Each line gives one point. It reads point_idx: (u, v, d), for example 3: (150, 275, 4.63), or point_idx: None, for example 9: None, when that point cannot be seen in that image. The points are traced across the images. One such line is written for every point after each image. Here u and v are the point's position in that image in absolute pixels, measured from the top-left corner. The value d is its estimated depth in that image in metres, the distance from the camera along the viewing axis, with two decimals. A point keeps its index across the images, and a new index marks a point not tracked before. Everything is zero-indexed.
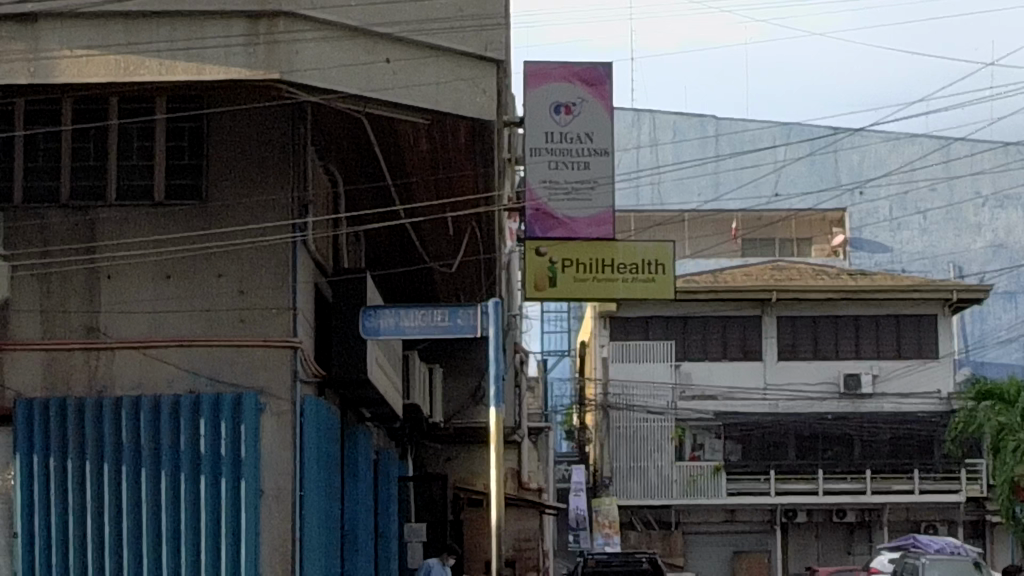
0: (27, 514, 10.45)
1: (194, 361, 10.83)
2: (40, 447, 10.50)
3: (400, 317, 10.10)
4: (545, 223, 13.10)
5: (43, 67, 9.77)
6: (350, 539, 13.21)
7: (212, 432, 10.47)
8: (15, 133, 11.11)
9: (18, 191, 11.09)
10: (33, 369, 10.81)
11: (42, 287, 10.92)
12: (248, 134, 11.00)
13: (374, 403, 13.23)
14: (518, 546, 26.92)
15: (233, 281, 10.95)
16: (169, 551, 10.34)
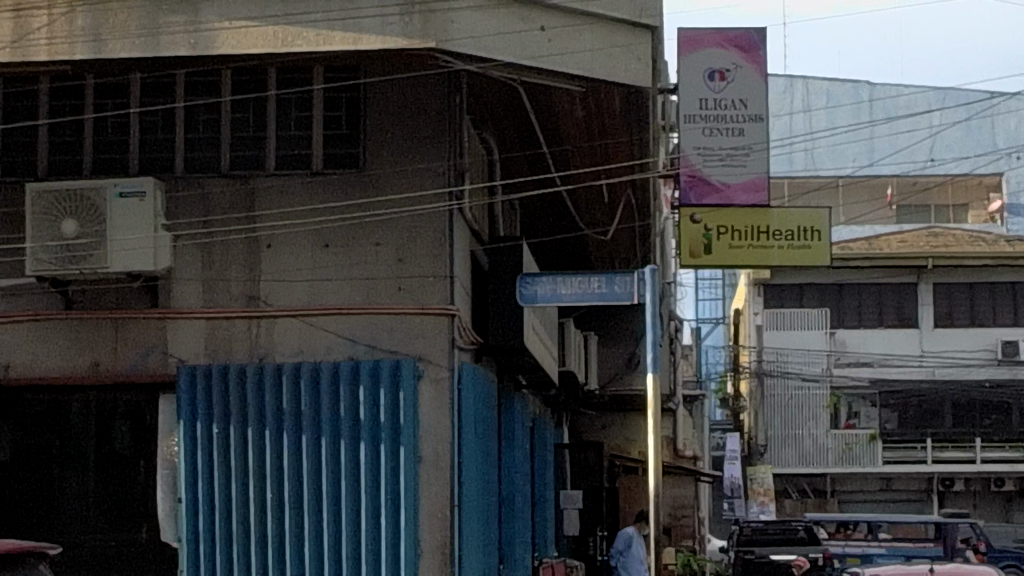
0: (191, 479, 10.65)
1: (354, 329, 10.90)
2: (203, 415, 10.69)
3: (558, 284, 10.09)
4: (699, 189, 12.51)
5: (203, 39, 9.93)
6: (507, 506, 13.22)
7: (371, 400, 10.56)
8: (176, 104, 11.31)
9: (179, 162, 11.28)
10: (195, 336, 10.99)
11: (203, 257, 11.08)
12: (404, 103, 11.06)
13: (531, 371, 13.27)
14: (674, 514, 26.93)
15: (391, 250, 10.98)
16: (330, 516, 10.46)
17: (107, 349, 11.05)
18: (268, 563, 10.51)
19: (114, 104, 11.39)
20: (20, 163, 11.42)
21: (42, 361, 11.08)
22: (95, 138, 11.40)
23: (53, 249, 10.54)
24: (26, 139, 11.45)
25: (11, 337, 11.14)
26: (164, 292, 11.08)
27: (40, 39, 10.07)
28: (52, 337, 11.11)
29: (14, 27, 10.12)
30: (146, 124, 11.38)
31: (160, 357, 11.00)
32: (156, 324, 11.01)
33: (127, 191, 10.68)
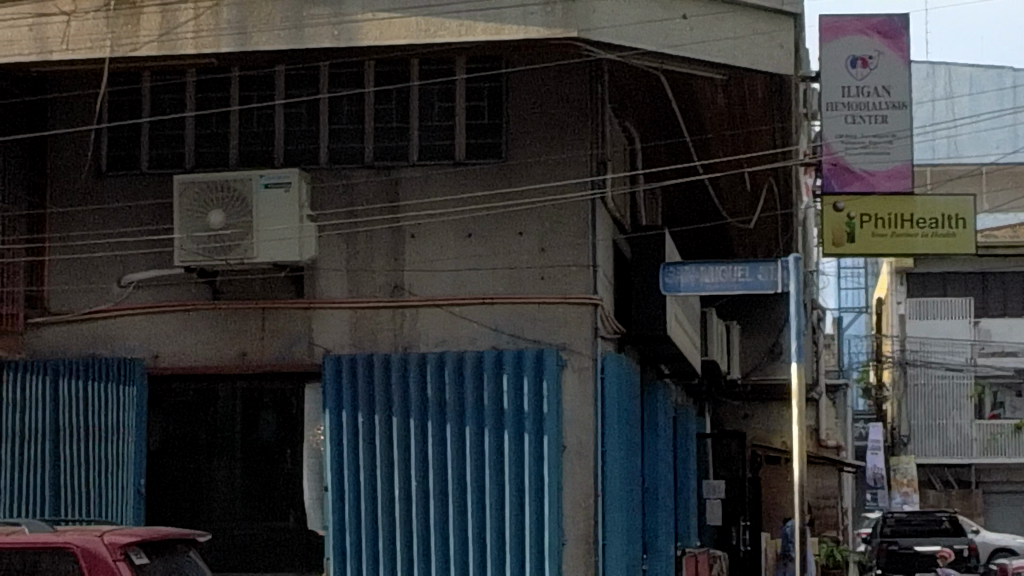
0: (337, 467, 10.73)
1: (497, 318, 10.95)
2: (349, 404, 10.77)
3: (700, 273, 10.00)
4: (842, 177, 12.29)
5: (347, 31, 10.01)
6: (652, 495, 13.24)
7: (515, 389, 10.59)
8: (319, 95, 11.38)
9: (324, 152, 11.36)
10: (341, 325, 11.12)
11: (348, 247, 11.17)
12: (546, 92, 11.05)
13: (674, 360, 13.25)
14: (817, 505, 26.75)
15: (534, 239, 11.00)
16: (475, 505, 10.49)
17: (254, 340, 11.23)
18: (414, 552, 10.57)
19: (259, 96, 11.47)
20: (167, 155, 11.56)
21: (192, 350, 11.30)
22: (241, 131, 11.51)
23: (201, 240, 10.73)
24: (173, 131, 11.59)
25: (161, 327, 11.35)
26: (310, 282, 11.20)
27: (187, 32, 10.20)
28: (199, 326, 11.32)
29: (161, 22, 10.24)
30: (290, 115, 11.47)
31: (306, 347, 11.15)
32: (302, 315, 11.16)
33: (272, 181, 10.75)
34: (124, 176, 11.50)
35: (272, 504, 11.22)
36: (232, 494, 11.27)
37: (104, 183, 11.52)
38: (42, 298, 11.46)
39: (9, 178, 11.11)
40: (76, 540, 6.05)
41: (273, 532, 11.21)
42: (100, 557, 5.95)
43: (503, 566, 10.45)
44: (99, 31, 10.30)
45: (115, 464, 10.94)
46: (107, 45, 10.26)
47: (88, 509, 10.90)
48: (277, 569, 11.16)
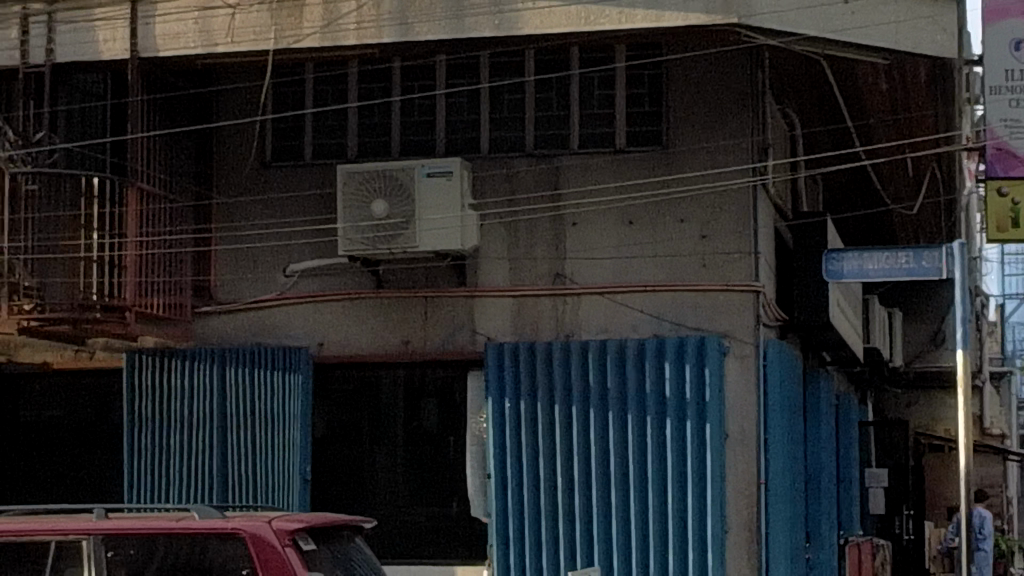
0: (499, 455, 10.79)
1: (658, 305, 10.93)
2: (512, 392, 10.82)
3: (864, 259, 9.84)
4: (1007, 163, 11.21)
5: (507, 19, 10.03)
6: (813, 482, 13.17)
7: (677, 376, 10.54)
8: (481, 84, 11.40)
9: (485, 141, 11.38)
10: (503, 313, 11.17)
11: (510, 236, 11.20)
12: (706, 79, 11.02)
13: (836, 348, 13.16)
14: (982, 496, 26.42)
15: (695, 227, 10.96)
16: (637, 493, 10.50)
17: (417, 328, 11.30)
18: (576, 540, 10.59)
19: (421, 86, 11.50)
20: (330, 145, 11.67)
21: (357, 337, 11.41)
22: (403, 120, 11.56)
23: (365, 229, 10.82)
24: (337, 121, 11.68)
25: (326, 315, 11.49)
26: (472, 272, 11.24)
27: (349, 24, 10.28)
28: (363, 314, 11.42)
29: (324, 13, 10.34)
30: (452, 105, 11.50)
31: (468, 335, 11.20)
32: (464, 303, 11.23)
33: (434, 171, 10.82)
34: (288, 166, 11.64)
35: (435, 492, 11.26)
36: (394, 480, 11.33)
37: (269, 173, 11.67)
38: (209, 288, 11.64)
39: (178, 169, 11.28)
40: (244, 524, 6.06)
41: (436, 518, 11.24)
42: (266, 545, 5.95)
43: (665, 555, 10.44)
44: (263, 23, 10.41)
45: (283, 452, 10.99)
46: (271, 37, 10.38)
47: (256, 495, 11.01)
48: (439, 557, 11.18)
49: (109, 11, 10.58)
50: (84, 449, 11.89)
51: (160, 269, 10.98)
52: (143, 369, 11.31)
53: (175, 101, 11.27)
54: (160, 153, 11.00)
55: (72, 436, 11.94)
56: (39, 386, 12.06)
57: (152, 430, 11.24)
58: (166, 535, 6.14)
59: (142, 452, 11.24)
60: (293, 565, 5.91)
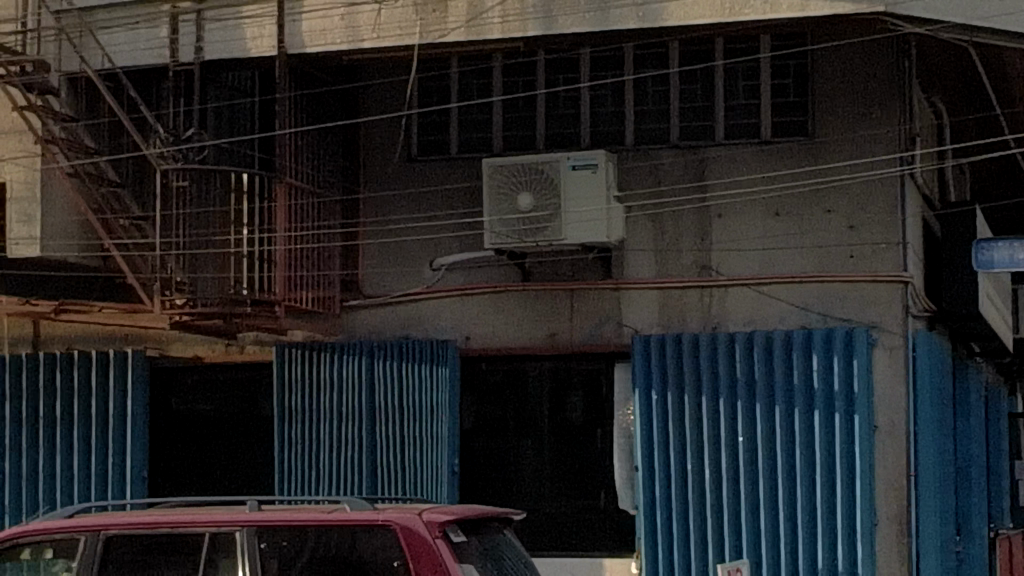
0: (647, 447, 10.79)
1: (807, 296, 10.87)
2: (659, 383, 10.80)
3: (1016, 249, 9.70)
4: None
5: (652, 11, 10.01)
6: (963, 473, 13.06)
7: (826, 368, 10.47)
8: (625, 77, 11.38)
9: (630, 134, 11.37)
10: (650, 305, 11.17)
11: (656, 228, 11.19)
12: (852, 67, 10.94)
13: (986, 338, 13.02)
14: None
15: (842, 217, 10.88)
16: (786, 485, 10.45)
17: (564, 321, 11.33)
18: (724, 533, 10.58)
19: (565, 79, 11.52)
20: (475, 139, 11.68)
21: (504, 330, 11.46)
22: (548, 113, 11.57)
23: (511, 222, 10.85)
24: (482, 116, 11.70)
25: (472, 308, 11.54)
26: (618, 264, 11.24)
27: (494, 17, 10.27)
28: (510, 307, 11.46)
29: (469, 7, 10.34)
30: (597, 97, 11.48)
31: (615, 327, 11.23)
32: (611, 295, 11.24)
33: (579, 164, 10.79)
34: (435, 161, 11.67)
35: (582, 484, 11.26)
36: (540, 474, 11.34)
37: (415, 168, 11.72)
38: (357, 282, 11.73)
39: (326, 164, 11.37)
40: (394, 518, 6.11)
41: (583, 510, 11.26)
42: (418, 541, 6.00)
43: (814, 547, 10.38)
44: (408, 19, 10.44)
45: (431, 444, 11.05)
46: (416, 31, 10.40)
47: (404, 487, 11.08)
48: (586, 550, 11.19)
49: (257, 10, 10.66)
50: (234, 442, 12.03)
51: (308, 264, 11.06)
52: (292, 361, 11.39)
53: (321, 96, 11.35)
54: (307, 148, 11.09)
55: (223, 428, 12.09)
56: (191, 380, 12.22)
57: (302, 424, 11.35)
58: (317, 528, 6.21)
59: (292, 445, 11.34)
60: (445, 563, 5.96)
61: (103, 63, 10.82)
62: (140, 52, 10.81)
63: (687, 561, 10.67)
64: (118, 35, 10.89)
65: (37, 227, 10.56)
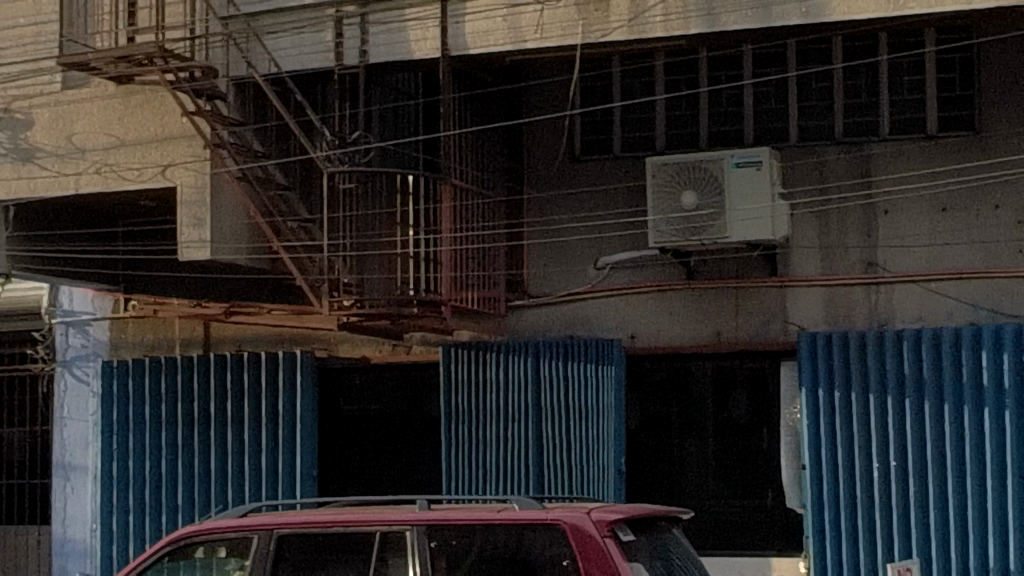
0: (814, 445, 10.73)
1: (975, 293, 10.72)
2: (825, 381, 10.74)
3: None
4: None
5: (815, 6, 9.80)
6: None
7: (994, 364, 10.21)
8: (788, 73, 11.29)
9: (794, 130, 11.30)
10: (815, 303, 11.09)
11: (821, 225, 11.13)
12: (1017, 60, 10.80)
13: None
14: None
15: (1011, 211, 10.72)
16: (956, 483, 10.28)
17: (728, 319, 11.30)
18: (893, 533, 10.47)
19: (728, 77, 11.47)
20: (639, 138, 11.68)
21: (668, 329, 11.45)
22: (711, 111, 11.53)
23: (675, 221, 10.84)
24: (645, 114, 11.69)
25: (637, 307, 11.55)
26: (783, 261, 11.18)
27: (655, 16, 10.21)
28: (675, 305, 11.45)
29: (631, 6, 10.27)
30: (760, 95, 11.44)
31: (780, 325, 11.16)
32: (776, 293, 11.18)
33: (743, 161, 10.72)
34: (598, 160, 11.72)
35: (748, 483, 11.22)
36: (705, 472, 11.34)
37: (579, 167, 11.79)
38: (523, 282, 11.79)
39: (490, 165, 11.44)
40: (564, 516, 6.18)
41: (750, 509, 11.21)
42: (587, 538, 6.06)
43: (985, 548, 10.21)
44: (570, 18, 10.39)
45: (598, 442, 11.01)
46: (579, 31, 10.34)
47: (571, 485, 11.07)
48: (752, 549, 11.16)
49: (419, 12, 10.64)
50: (402, 442, 12.15)
51: (473, 264, 11.12)
52: (459, 361, 11.54)
53: (487, 98, 11.38)
54: (471, 149, 11.14)
55: (391, 429, 12.21)
56: (359, 380, 12.34)
57: (469, 422, 11.44)
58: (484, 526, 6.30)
59: (460, 443, 11.45)
60: (614, 560, 6.01)
61: (270, 68, 10.94)
62: (306, 56, 10.88)
63: (856, 560, 10.58)
64: (283, 39, 10.96)
65: (207, 230, 10.64)
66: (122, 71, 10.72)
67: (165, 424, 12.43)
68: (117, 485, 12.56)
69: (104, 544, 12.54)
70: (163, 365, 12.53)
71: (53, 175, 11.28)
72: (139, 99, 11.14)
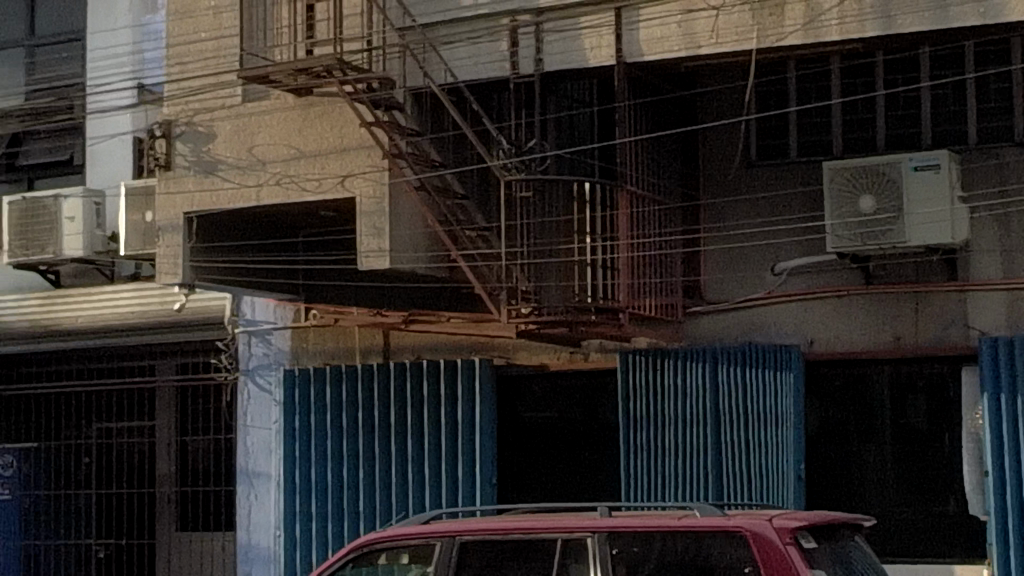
0: (996, 451, 10.57)
1: None
2: (1006, 387, 10.53)
3: None
4: None
5: (993, 7, 9.57)
6: None
7: None
8: (966, 75, 11.11)
9: (973, 133, 11.15)
10: (998, 307, 10.87)
11: (1003, 227, 10.96)
12: None
13: None
14: None
15: None
16: None
17: (909, 324, 11.16)
18: None
19: (905, 78, 11.34)
20: (815, 142, 11.63)
21: (846, 334, 11.37)
22: (888, 115, 11.41)
23: (852, 225, 10.76)
24: (822, 118, 11.62)
25: (815, 312, 11.49)
26: (964, 265, 11.04)
27: (831, 19, 10.04)
28: (853, 310, 11.36)
29: (806, 9, 10.12)
30: (938, 97, 11.29)
31: (961, 330, 10.98)
32: (956, 297, 11.01)
33: (922, 164, 10.65)
34: (774, 165, 11.69)
35: (930, 490, 11.10)
36: (883, 479, 11.27)
37: (755, 172, 11.77)
38: (700, 288, 11.88)
39: (667, 171, 11.46)
40: (745, 523, 6.27)
41: (930, 516, 11.09)
42: (768, 544, 6.14)
43: None
44: (746, 24, 10.28)
45: (777, 450, 10.96)
46: (754, 36, 10.24)
47: (750, 494, 11.02)
48: (934, 557, 11.04)
49: (594, 19, 10.64)
50: (581, 449, 12.19)
51: (652, 271, 11.20)
52: (635, 368, 11.54)
53: (664, 104, 11.41)
54: (647, 156, 11.12)
55: (571, 436, 12.26)
56: (538, 387, 12.42)
57: (647, 429, 11.43)
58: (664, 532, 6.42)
59: (637, 450, 11.45)
60: (796, 565, 6.08)
61: (446, 78, 11.03)
62: (481, 66, 10.95)
63: None
64: (459, 49, 11.03)
65: (386, 239, 10.78)
66: (301, 84, 10.83)
67: (346, 432, 12.57)
68: (299, 492, 12.71)
69: (287, 550, 12.71)
70: (342, 373, 12.68)
71: (235, 187, 11.46)
72: (318, 111, 11.25)
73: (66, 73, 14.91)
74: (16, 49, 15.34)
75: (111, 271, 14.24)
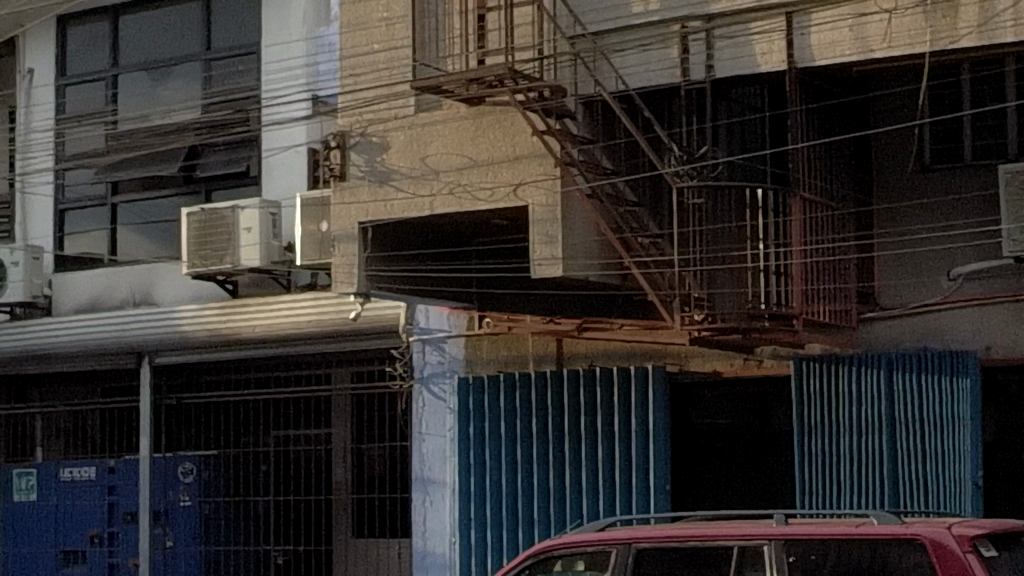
0: None
1: None
2: None
3: None
4: None
5: None
6: None
7: None
8: None
9: None
10: None
11: None
12: None
13: None
14: None
15: None
16: None
17: None
18: None
19: None
20: (989, 145, 11.52)
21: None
22: None
23: None
24: (996, 120, 11.52)
25: (994, 317, 11.26)
26: None
27: (1007, 19, 9.80)
28: None
29: (981, 10, 9.91)
30: None
31: None
32: None
33: None
34: (947, 169, 11.60)
35: None
36: None
37: (929, 176, 11.68)
38: (874, 293, 11.75)
39: (839, 178, 11.46)
40: (924, 531, 6.19)
41: None
42: (947, 550, 6.04)
43: None
44: (919, 25, 10.11)
45: (954, 456, 10.84)
46: (927, 40, 10.06)
47: (927, 501, 10.93)
48: None
49: (765, 24, 10.59)
50: (755, 456, 12.17)
51: (825, 276, 11.17)
52: (811, 374, 11.48)
53: (834, 109, 11.34)
54: (818, 162, 11.14)
55: (743, 442, 12.26)
56: (710, 393, 12.44)
57: (822, 437, 11.40)
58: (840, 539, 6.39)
59: (812, 458, 11.42)
60: (974, 567, 5.97)
61: (617, 86, 11.07)
62: (652, 73, 10.96)
63: None
64: (630, 57, 11.07)
65: (559, 247, 10.81)
66: (473, 93, 10.90)
67: (520, 439, 12.64)
68: (474, 500, 12.85)
69: (463, 557, 12.89)
70: (516, 381, 12.74)
71: (409, 197, 11.56)
72: (490, 120, 11.29)
73: (243, 86, 15.15)
74: (193, 63, 15.59)
75: (287, 281, 14.54)
